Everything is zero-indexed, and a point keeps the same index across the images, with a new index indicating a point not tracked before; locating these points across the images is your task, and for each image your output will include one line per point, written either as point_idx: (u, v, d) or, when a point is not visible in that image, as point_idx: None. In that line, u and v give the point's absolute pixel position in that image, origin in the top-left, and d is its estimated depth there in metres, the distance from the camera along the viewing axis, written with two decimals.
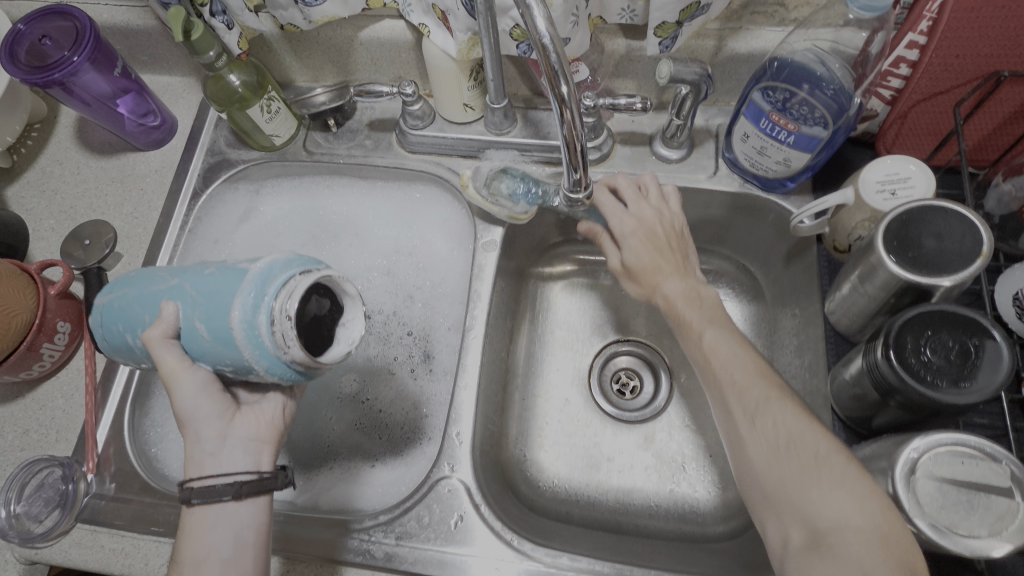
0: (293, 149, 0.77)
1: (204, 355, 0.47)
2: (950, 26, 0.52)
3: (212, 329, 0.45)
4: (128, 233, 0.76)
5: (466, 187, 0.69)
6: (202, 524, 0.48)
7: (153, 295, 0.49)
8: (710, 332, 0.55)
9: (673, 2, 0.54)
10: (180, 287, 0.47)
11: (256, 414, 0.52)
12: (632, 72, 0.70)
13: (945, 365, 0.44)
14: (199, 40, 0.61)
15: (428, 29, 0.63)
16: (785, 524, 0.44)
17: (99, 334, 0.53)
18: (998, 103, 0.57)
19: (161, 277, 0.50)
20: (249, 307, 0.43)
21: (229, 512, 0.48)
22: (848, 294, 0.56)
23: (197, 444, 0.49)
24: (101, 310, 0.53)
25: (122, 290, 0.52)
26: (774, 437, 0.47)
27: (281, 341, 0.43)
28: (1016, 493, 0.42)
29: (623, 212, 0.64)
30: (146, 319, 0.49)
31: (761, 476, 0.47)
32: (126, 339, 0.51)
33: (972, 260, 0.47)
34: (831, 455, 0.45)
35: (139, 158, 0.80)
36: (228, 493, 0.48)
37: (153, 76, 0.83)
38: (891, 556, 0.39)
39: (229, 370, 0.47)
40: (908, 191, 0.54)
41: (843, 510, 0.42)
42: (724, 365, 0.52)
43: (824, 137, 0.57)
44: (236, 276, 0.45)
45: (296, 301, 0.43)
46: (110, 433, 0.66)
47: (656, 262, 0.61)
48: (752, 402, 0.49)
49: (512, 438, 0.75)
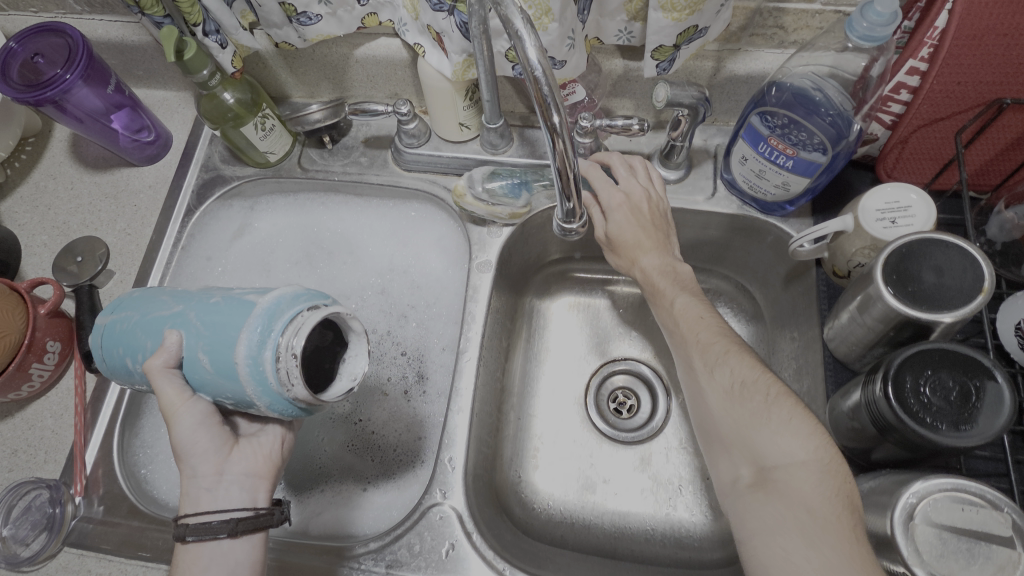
0: (288, 166, 0.77)
1: (206, 386, 0.47)
2: (951, 53, 0.52)
3: (217, 362, 0.45)
4: (121, 250, 0.75)
5: (463, 197, 0.69)
6: (194, 563, 0.47)
7: (157, 322, 0.48)
8: (681, 298, 0.57)
9: (670, 26, 0.54)
10: (184, 316, 0.47)
11: (254, 448, 0.52)
12: (630, 91, 0.69)
13: (945, 407, 0.43)
14: (192, 60, 0.60)
15: (423, 49, 0.62)
16: (737, 464, 0.48)
17: (97, 355, 0.53)
18: (999, 129, 0.56)
19: (165, 302, 0.49)
20: (256, 343, 0.43)
21: (223, 549, 0.48)
22: (847, 323, 0.55)
23: (194, 480, 0.49)
24: (101, 333, 0.52)
25: (124, 312, 0.51)
26: (730, 385, 0.49)
27: (286, 378, 0.44)
28: (1016, 543, 0.41)
29: (613, 186, 0.62)
30: (148, 346, 0.48)
31: (717, 421, 0.50)
32: (126, 363, 0.50)
33: (973, 297, 0.46)
34: (780, 398, 0.47)
35: (133, 173, 0.79)
36: (224, 531, 0.48)
37: (149, 91, 0.83)
38: (832, 485, 0.42)
39: (230, 402, 0.47)
40: (908, 220, 0.53)
41: (789, 447, 0.45)
42: (689, 325, 0.54)
43: (823, 162, 0.57)
44: (242, 310, 0.45)
45: (302, 338, 0.44)
46: (99, 454, 0.66)
47: (638, 235, 0.61)
48: (711, 354, 0.52)
49: (507, 459, 0.74)
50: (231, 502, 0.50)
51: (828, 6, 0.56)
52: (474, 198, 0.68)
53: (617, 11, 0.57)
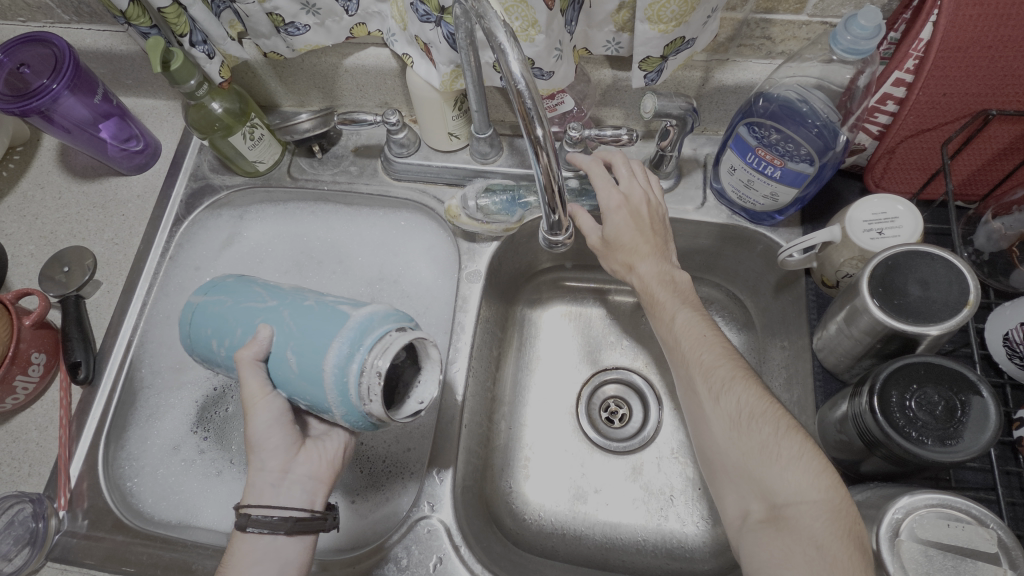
0: (277, 174, 0.77)
1: (285, 384, 0.49)
2: (937, 65, 0.52)
3: (303, 364, 0.47)
4: (108, 260, 0.75)
5: (457, 217, 0.70)
6: (248, 554, 0.48)
7: (251, 313, 0.51)
8: (683, 314, 0.55)
9: (657, 38, 0.54)
10: (279, 312, 0.50)
11: (319, 453, 0.52)
12: (619, 101, 0.69)
13: (930, 422, 0.43)
14: (178, 70, 0.60)
15: (412, 59, 0.62)
16: (746, 498, 0.47)
17: (183, 331, 0.55)
18: (986, 139, 0.57)
19: (261, 296, 0.52)
20: (344, 354, 0.46)
21: (277, 544, 0.49)
22: (835, 334, 0.55)
23: (260, 473, 0.50)
24: (192, 309, 0.54)
25: (218, 296, 0.53)
26: (737, 414, 0.48)
27: (365, 393, 0.46)
28: (1002, 560, 0.41)
29: (614, 187, 0.60)
30: (237, 334, 0.51)
31: (722, 452, 0.49)
32: (212, 344, 0.52)
33: (959, 310, 0.46)
34: (789, 432, 0.47)
35: (122, 182, 0.79)
36: (282, 528, 0.49)
37: (138, 99, 0.83)
38: (840, 526, 0.42)
39: (305, 403, 0.49)
40: (896, 231, 0.53)
41: (798, 484, 0.45)
42: (692, 347, 0.53)
43: (811, 173, 0.57)
44: (336, 319, 0.47)
45: (387, 359, 0.46)
46: (85, 467, 0.65)
47: (637, 243, 0.59)
48: (718, 379, 0.50)
49: (497, 469, 0.74)
50: (292, 500, 0.50)
51: (815, 17, 0.56)
52: (469, 216, 0.69)
53: (605, 23, 0.57)
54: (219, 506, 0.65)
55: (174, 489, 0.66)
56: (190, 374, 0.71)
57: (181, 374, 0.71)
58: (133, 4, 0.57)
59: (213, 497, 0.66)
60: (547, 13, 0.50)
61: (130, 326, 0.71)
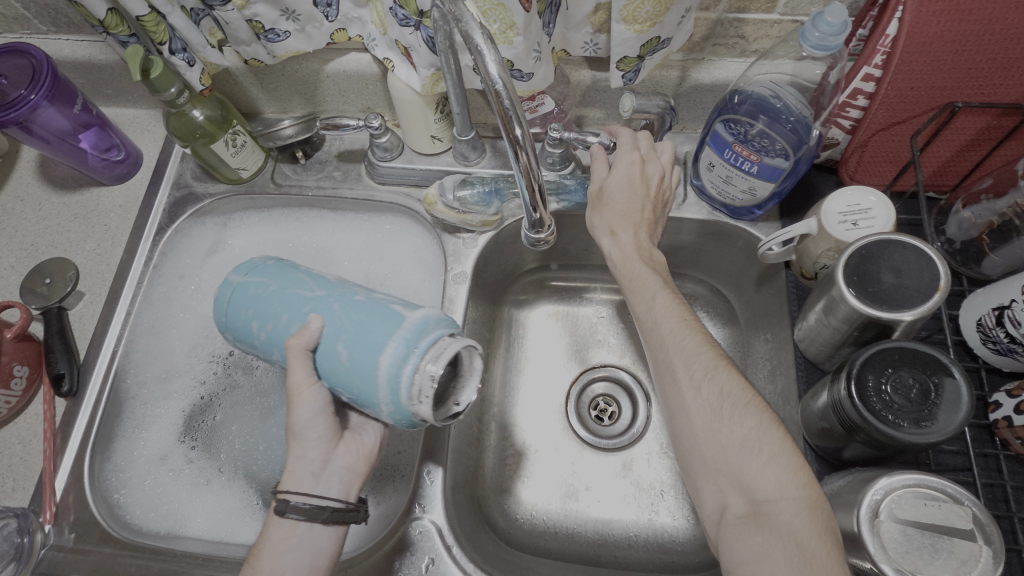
0: (261, 181, 0.77)
1: (331, 375, 0.49)
2: (903, 60, 0.54)
3: (355, 359, 0.47)
4: (91, 270, 0.74)
5: (434, 205, 0.69)
6: (286, 539, 0.49)
7: (299, 301, 0.51)
8: (662, 298, 0.55)
9: (633, 38, 0.55)
10: (328, 304, 0.50)
11: (357, 446, 0.53)
12: (599, 101, 0.70)
13: (905, 405, 0.44)
14: (158, 78, 0.60)
15: (392, 63, 0.62)
16: (726, 493, 0.47)
17: (219, 310, 0.54)
18: (954, 131, 0.58)
19: (308, 284, 0.52)
20: (399, 354, 0.46)
21: (313, 532, 0.50)
22: (814, 324, 0.56)
23: (302, 461, 0.50)
24: (232, 288, 0.54)
25: (261, 277, 0.53)
26: (719, 404, 0.48)
27: (416, 394, 0.46)
28: (977, 537, 0.42)
29: (635, 149, 0.62)
30: (283, 320, 0.51)
31: (700, 441, 0.49)
32: (251, 325, 0.52)
33: (930, 296, 0.48)
34: (772, 428, 0.47)
35: (103, 192, 0.78)
36: (319, 517, 0.49)
37: (118, 109, 0.82)
38: (817, 522, 0.43)
39: (348, 395, 0.49)
40: (870, 222, 0.54)
41: (777, 482, 0.45)
42: (673, 333, 0.52)
43: (786, 167, 0.58)
44: (391, 319, 0.47)
45: (439, 364, 0.46)
46: (70, 480, 0.65)
47: (629, 210, 0.59)
48: (699, 368, 0.50)
49: (489, 470, 0.74)
50: (329, 490, 0.51)
51: (786, 16, 0.57)
52: (446, 205, 0.68)
53: (582, 24, 0.58)
54: (209, 515, 0.65)
55: (161, 499, 0.66)
56: (178, 382, 0.71)
57: (167, 384, 0.71)
58: (112, 13, 0.57)
59: (202, 505, 0.66)
60: (525, 15, 0.50)
61: (114, 336, 0.71)
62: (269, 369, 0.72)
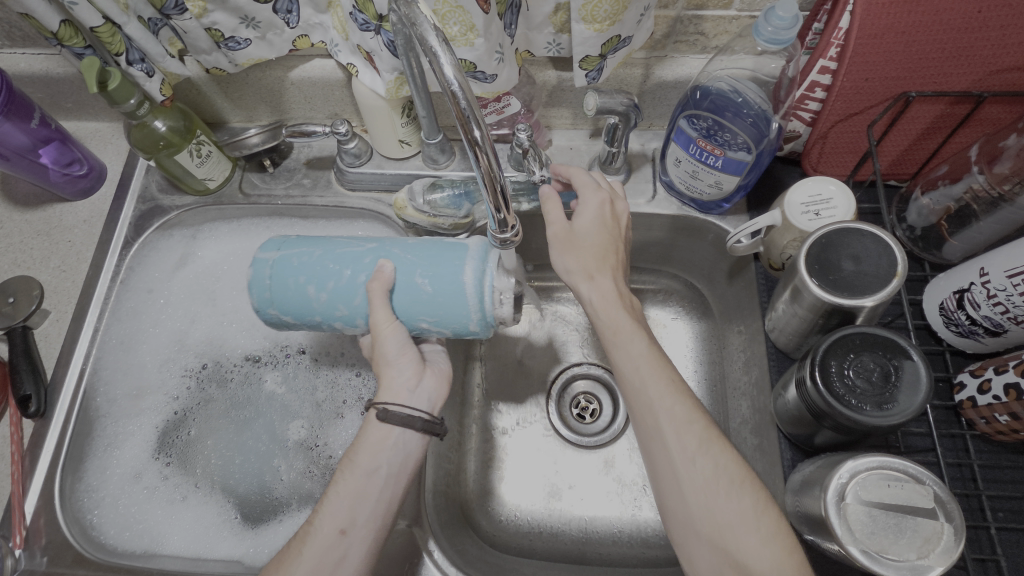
0: (229, 192, 0.76)
1: (411, 308, 0.52)
2: (857, 51, 0.55)
3: (440, 284, 0.51)
4: (55, 288, 0.73)
5: (405, 209, 0.69)
6: (382, 440, 0.53)
7: (356, 254, 0.53)
8: (648, 359, 0.53)
9: (594, 37, 0.55)
10: (389, 250, 0.53)
11: (439, 373, 0.57)
12: (565, 101, 0.71)
13: (867, 389, 0.45)
14: (116, 90, 0.59)
15: (356, 69, 0.62)
16: (717, 568, 0.46)
17: (260, 289, 0.53)
18: (910, 120, 0.60)
19: (355, 242, 0.55)
20: (480, 268, 0.51)
21: (405, 439, 0.54)
22: (783, 314, 0.57)
23: (398, 378, 0.54)
24: (273, 264, 0.53)
25: (301, 249, 0.54)
26: (715, 477, 0.48)
27: (501, 297, 0.52)
28: (939, 514, 0.43)
29: (598, 185, 0.61)
30: (346, 274, 0.52)
31: (692, 512, 0.48)
32: (306, 291, 0.52)
33: (888, 280, 0.49)
34: (767, 509, 0.47)
35: (66, 208, 0.77)
36: (415, 425, 0.53)
37: (80, 122, 0.81)
38: None
39: (430, 322, 0.53)
40: (831, 211, 0.55)
41: (770, 562, 0.45)
42: (664, 399, 0.51)
43: (749, 161, 0.59)
44: (457, 246, 0.53)
45: (511, 273, 0.53)
46: (40, 503, 0.63)
47: (603, 251, 0.58)
48: (691, 439, 0.50)
49: (471, 472, 0.74)
50: (421, 405, 0.55)
51: (743, 11, 0.58)
52: (416, 209, 0.68)
53: (544, 24, 0.58)
54: (186, 532, 0.64)
55: (137, 518, 0.65)
56: (150, 399, 0.70)
57: (139, 401, 0.70)
58: (65, 25, 0.56)
59: (178, 523, 0.65)
60: (484, 17, 0.51)
61: (82, 355, 0.70)
62: (244, 383, 0.72)
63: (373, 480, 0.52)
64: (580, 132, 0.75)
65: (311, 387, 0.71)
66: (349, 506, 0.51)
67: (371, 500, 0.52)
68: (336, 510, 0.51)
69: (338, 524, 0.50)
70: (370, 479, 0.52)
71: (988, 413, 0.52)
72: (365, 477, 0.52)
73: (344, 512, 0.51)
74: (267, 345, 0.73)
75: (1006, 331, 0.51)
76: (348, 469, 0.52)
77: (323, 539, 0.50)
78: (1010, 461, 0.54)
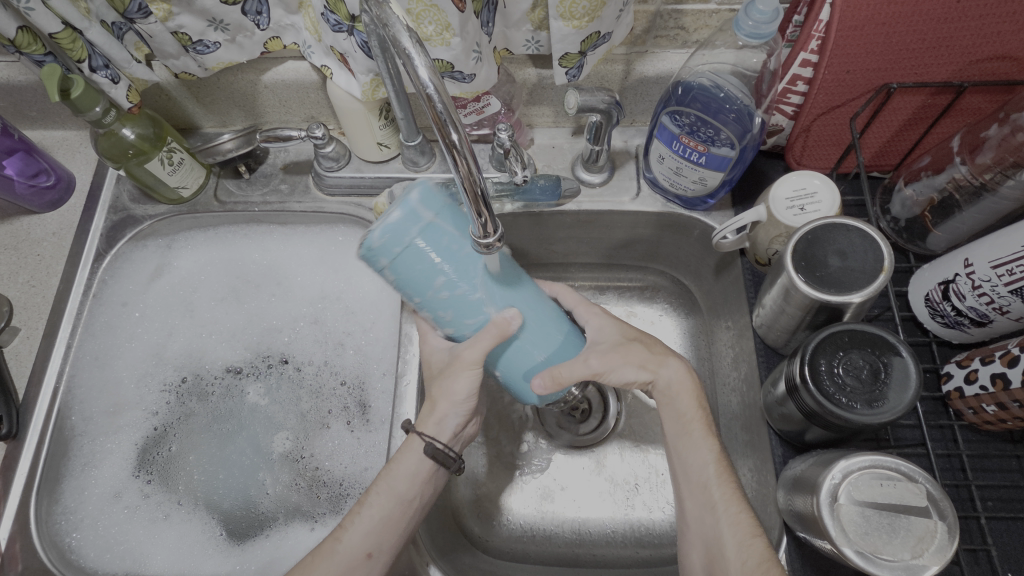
0: (204, 200, 0.73)
1: (502, 359, 0.51)
2: (837, 43, 0.54)
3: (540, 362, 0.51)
4: (25, 303, 0.70)
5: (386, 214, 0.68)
6: (418, 467, 0.55)
7: (497, 286, 0.48)
8: (716, 459, 0.53)
9: (573, 34, 0.54)
10: (524, 300, 0.50)
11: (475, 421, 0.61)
12: (546, 99, 0.70)
13: (857, 386, 0.45)
14: (80, 97, 0.57)
15: (331, 71, 0.61)
16: None
17: (394, 241, 0.43)
18: (891, 112, 0.59)
19: (501, 266, 0.49)
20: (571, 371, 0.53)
21: (438, 475, 0.57)
22: (770, 311, 0.56)
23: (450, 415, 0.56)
24: (426, 230, 0.44)
25: (458, 233, 0.45)
26: None
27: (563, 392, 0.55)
28: (931, 512, 0.42)
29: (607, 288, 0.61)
30: (474, 297, 0.48)
31: None
32: (434, 281, 0.46)
33: (876, 276, 0.48)
34: None
35: (34, 221, 0.74)
36: (451, 466, 0.56)
37: (46, 131, 0.78)
38: None
39: (497, 372, 0.53)
40: (816, 206, 0.55)
41: None
42: (727, 505, 0.50)
43: (733, 156, 0.58)
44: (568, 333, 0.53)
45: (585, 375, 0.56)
46: (16, 527, 0.61)
47: (654, 347, 0.58)
48: (751, 556, 0.48)
49: (462, 479, 0.73)
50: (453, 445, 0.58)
51: (723, 5, 0.57)
52: None
53: (521, 22, 0.57)
54: (169, 550, 0.63)
55: (119, 539, 0.63)
56: (128, 416, 0.68)
57: (117, 418, 0.68)
58: (23, 31, 0.53)
59: (162, 542, 0.63)
60: (460, 15, 0.49)
61: (55, 372, 0.68)
62: (225, 395, 0.70)
63: (407, 509, 0.54)
64: (562, 130, 0.74)
65: (294, 398, 0.69)
66: (376, 527, 0.53)
67: (395, 527, 0.54)
68: (366, 532, 0.53)
69: (366, 548, 0.52)
70: (408, 506, 0.54)
71: (976, 403, 0.52)
72: (400, 505, 0.54)
73: (374, 533, 0.53)
74: (249, 357, 0.71)
75: (992, 321, 0.51)
76: (388, 489, 0.54)
77: (349, 558, 0.52)
78: (998, 450, 0.54)
